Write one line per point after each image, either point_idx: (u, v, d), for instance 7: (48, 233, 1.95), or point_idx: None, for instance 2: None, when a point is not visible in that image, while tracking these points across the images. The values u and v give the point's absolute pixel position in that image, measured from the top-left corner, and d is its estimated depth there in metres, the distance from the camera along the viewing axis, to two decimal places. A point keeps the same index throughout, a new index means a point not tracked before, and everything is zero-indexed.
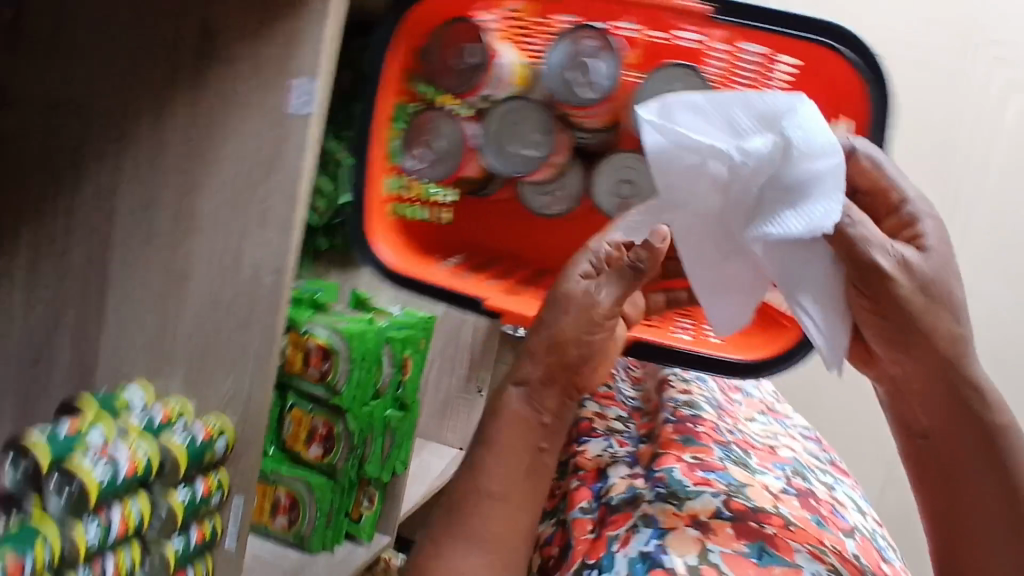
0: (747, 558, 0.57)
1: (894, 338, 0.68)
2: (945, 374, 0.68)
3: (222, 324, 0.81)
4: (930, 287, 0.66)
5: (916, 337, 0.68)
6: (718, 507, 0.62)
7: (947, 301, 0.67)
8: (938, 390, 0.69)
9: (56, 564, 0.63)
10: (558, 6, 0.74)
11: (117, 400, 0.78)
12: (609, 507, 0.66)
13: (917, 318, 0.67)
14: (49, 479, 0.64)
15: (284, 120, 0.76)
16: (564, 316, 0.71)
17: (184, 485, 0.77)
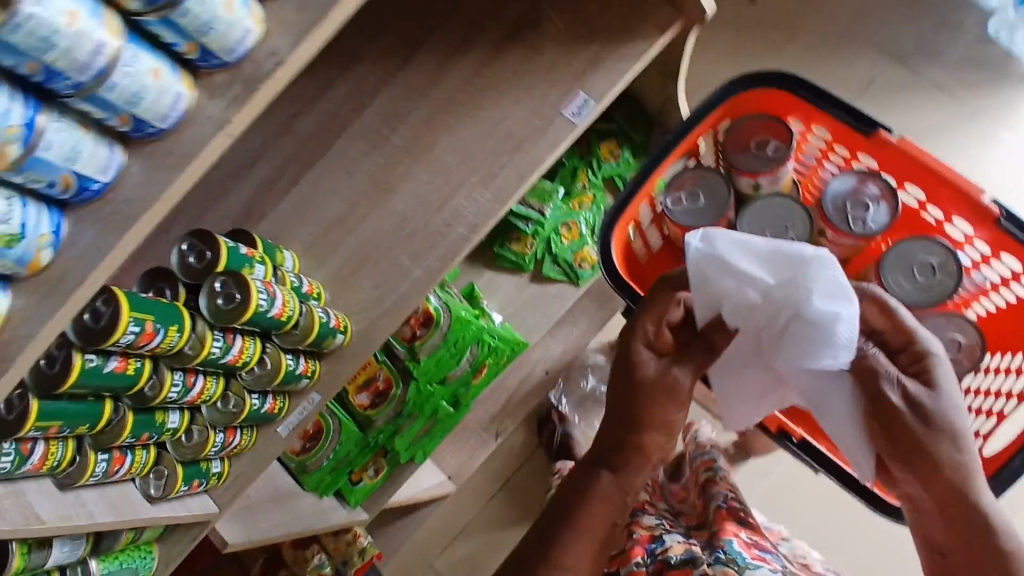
0: None
1: (895, 453, 0.60)
2: (952, 491, 0.57)
3: (398, 243, 0.86)
4: (930, 412, 0.58)
5: (918, 459, 0.58)
6: None
7: (951, 425, 0.58)
8: (951, 507, 0.57)
9: (174, 352, 0.66)
10: (866, 146, 0.68)
11: (278, 253, 0.82)
12: (667, 564, 0.76)
13: (915, 439, 0.58)
14: (215, 280, 0.67)
15: (554, 117, 0.84)
16: (653, 403, 0.65)
17: (292, 354, 0.79)
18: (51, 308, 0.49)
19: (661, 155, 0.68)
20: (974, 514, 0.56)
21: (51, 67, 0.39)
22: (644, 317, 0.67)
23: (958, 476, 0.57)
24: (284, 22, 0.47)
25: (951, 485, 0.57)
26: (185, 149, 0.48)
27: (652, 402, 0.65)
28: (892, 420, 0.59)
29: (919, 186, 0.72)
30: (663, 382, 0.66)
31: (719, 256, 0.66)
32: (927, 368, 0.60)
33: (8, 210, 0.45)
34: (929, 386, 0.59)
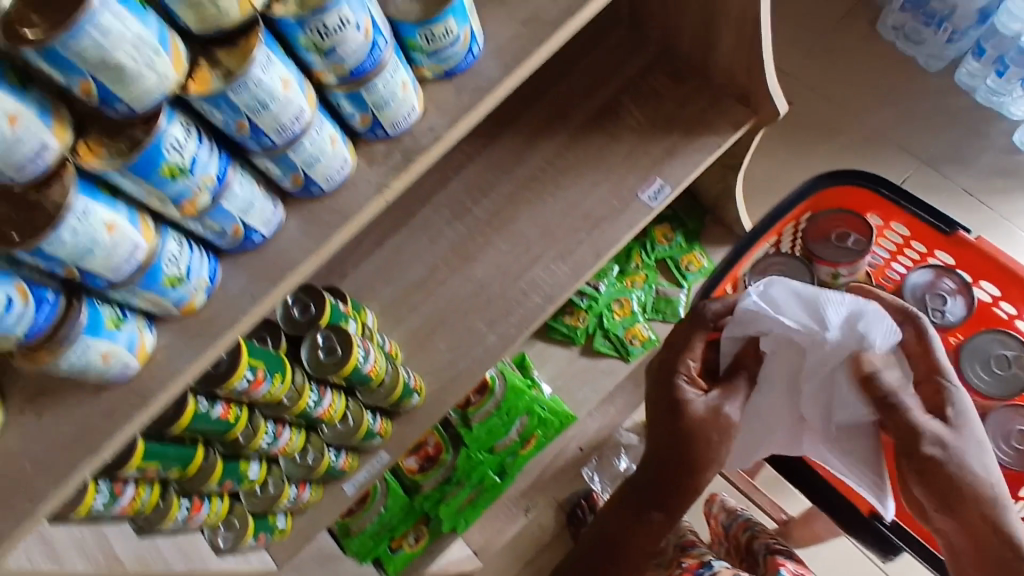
0: None
1: (932, 493, 0.61)
2: (987, 533, 0.58)
3: (475, 310, 0.89)
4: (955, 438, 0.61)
5: (953, 492, 0.60)
6: None
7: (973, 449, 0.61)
8: (985, 551, 0.58)
9: (277, 401, 0.68)
10: (944, 244, 0.73)
11: (363, 312, 0.85)
12: None
13: (947, 468, 0.60)
14: (318, 334, 0.71)
15: (631, 199, 0.89)
16: (700, 442, 0.64)
17: (371, 412, 0.81)
18: (191, 354, 0.51)
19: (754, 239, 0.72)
20: (1009, 541, 0.57)
21: (257, 126, 0.42)
22: (679, 356, 0.69)
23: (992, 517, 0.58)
24: (442, 105, 0.53)
25: (987, 526, 0.58)
26: (342, 208, 0.52)
27: (702, 442, 0.64)
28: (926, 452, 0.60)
29: (993, 284, 0.76)
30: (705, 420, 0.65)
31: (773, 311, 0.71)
32: (953, 403, 0.63)
33: (178, 254, 0.47)
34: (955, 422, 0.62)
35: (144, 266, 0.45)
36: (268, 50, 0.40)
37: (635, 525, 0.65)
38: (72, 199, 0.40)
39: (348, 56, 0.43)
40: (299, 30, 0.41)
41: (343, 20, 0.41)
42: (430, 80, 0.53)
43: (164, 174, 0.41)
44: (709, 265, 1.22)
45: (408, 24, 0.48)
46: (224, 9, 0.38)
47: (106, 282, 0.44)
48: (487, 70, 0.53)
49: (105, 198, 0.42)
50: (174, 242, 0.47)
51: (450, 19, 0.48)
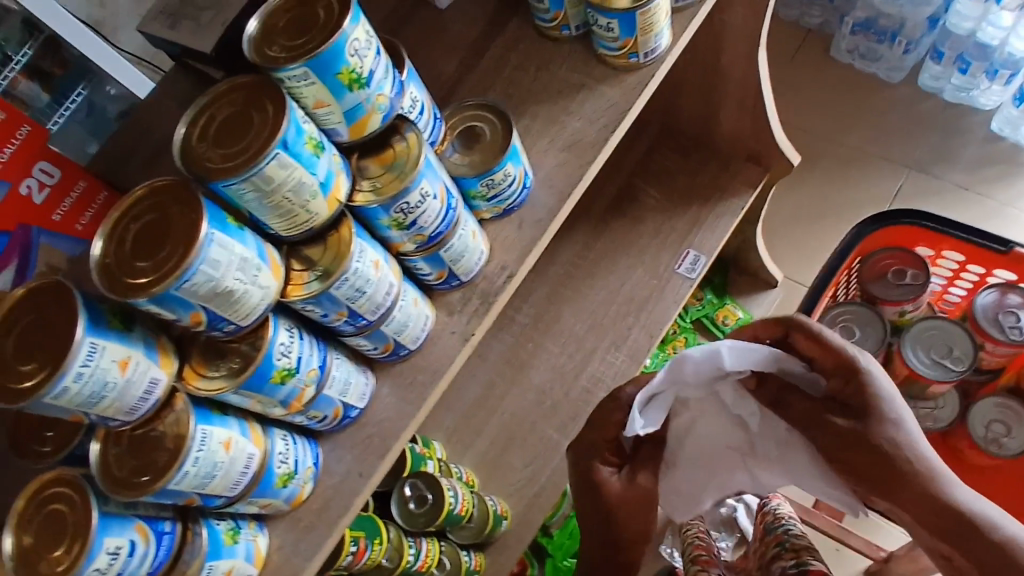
0: None
1: (868, 483, 0.55)
2: (950, 521, 0.50)
3: (541, 418, 0.87)
4: (862, 419, 0.55)
5: (884, 475, 0.54)
6: None
7: (887, 424, 0.54)
8: (954, 537, 0.50)
9: (378, 565, 0.65)
10: (1001, 262, 0.73)
11: (433, 445, 0.82)
12: None
13: (867, 454, 0.55)
14: (405, 485, 0.69)
15: (669, 275, 0.89)
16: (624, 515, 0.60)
17: (466, 550, 0.77)
18: (311, 546, 0.48)
19: (819, 292, 0.71)
20: (950, 509, 0.51)
21: (355, 311, 0.43)
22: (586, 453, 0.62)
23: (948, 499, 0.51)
24: (507, 241, 0.53)
25: (940, 506, 0.51)
26: (432, 365, 0.51)
27: (626, 515, 0.60)
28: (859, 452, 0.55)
29: None
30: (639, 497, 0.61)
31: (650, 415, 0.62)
32: (866, 390, 0.55)
33: (286, 450, 0.46)
34: (874, 410, 0.55)
35: (257, 473, 0.44)
36: (361, 241, 0.41)
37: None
38: (191, 428, 0.39)
39: (427, 224, 0.44)
40: (384, 212, 0.42)
41: (422, 195, 0.43)
42: (491, 219, 0.53)
43: (274, 380, 0.41)
44: (743, 315, 1.22)
45: (467, 177, 0.49)
46: (316, 212, 0.39)
47: (222, 501, 0.42)
48: (543, 201, 0.54)
49: (217, 419, 0.41)
50: (280, 440, 0.46)
51: (508, 164, 0.49)
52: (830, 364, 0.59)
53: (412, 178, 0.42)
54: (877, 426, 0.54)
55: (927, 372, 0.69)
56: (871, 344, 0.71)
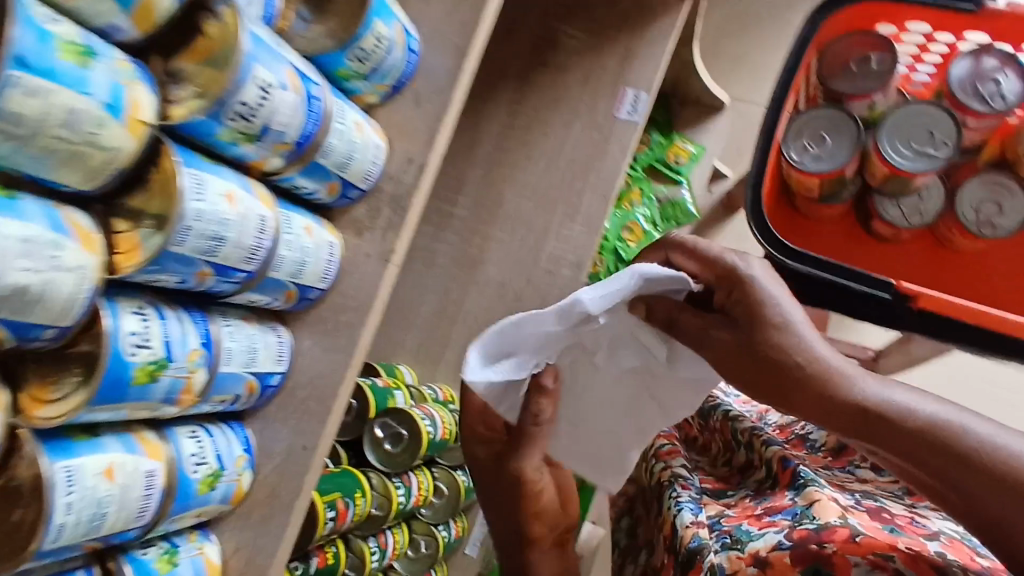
0: None
1: (759, 395, 0.36)
2: (915, 451, 0.30)
3: (508, 313, 0.79)
4: (739, 312, 0.37)
5: (767, 385, 0.36)
6: (779, 538, 0.36)
7: (760, 316, 0.36)
8: (932, 478, 0.30)
9: (370, 516, 0.59)
10: (973, 22, 0.63)
11: (398, 371, 0.74)
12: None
13: (746, 358, 0.36)
14: (374, 427, 0.61)
15: (610, 123, 0.78)
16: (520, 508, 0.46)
17: (462, 468, 0.73)
18: (275, 535, 0.41)
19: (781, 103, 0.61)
20: (875, 410, 0.32)
21: (222, 265, 0.33)
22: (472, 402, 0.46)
23: (907, 416, 0.31)
24: (406, 127, 0.42)
25: (857, 410, 0.33)
26: (355, 300, 0.42)
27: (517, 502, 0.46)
28: (752, 375, 0.36)
29: None
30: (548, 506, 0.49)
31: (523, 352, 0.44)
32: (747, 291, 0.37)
33: (201, 448, 0.37)
34: (742, 308, 0.37)
35: (170, 487, 0.35)
36: (194, 170, 0.30)
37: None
38: (45, 469, 0.29)
39: (285, 126, 0.33)
40: (218, 125, 0.31)
41: (262, 88, 0.31)
42: (380, 102, 0.42)
43: (140, 381, 0.31)
44: (695, 149, 1.14)
45: (329, 54, 0.37)
46: (115, 147, 0.27)
47: (135, 534, 0.34)
48: (435, 63, 0.42)
49: (85, 447, 0.31)
50: (188, 439, 0.37)
51: (377, 23, 0.37)
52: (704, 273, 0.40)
53: (237, 68, 0.30)
54: (768, 332, 0.35)
55: (912, 165, 0.61)
56: (843, 150, 0.63)
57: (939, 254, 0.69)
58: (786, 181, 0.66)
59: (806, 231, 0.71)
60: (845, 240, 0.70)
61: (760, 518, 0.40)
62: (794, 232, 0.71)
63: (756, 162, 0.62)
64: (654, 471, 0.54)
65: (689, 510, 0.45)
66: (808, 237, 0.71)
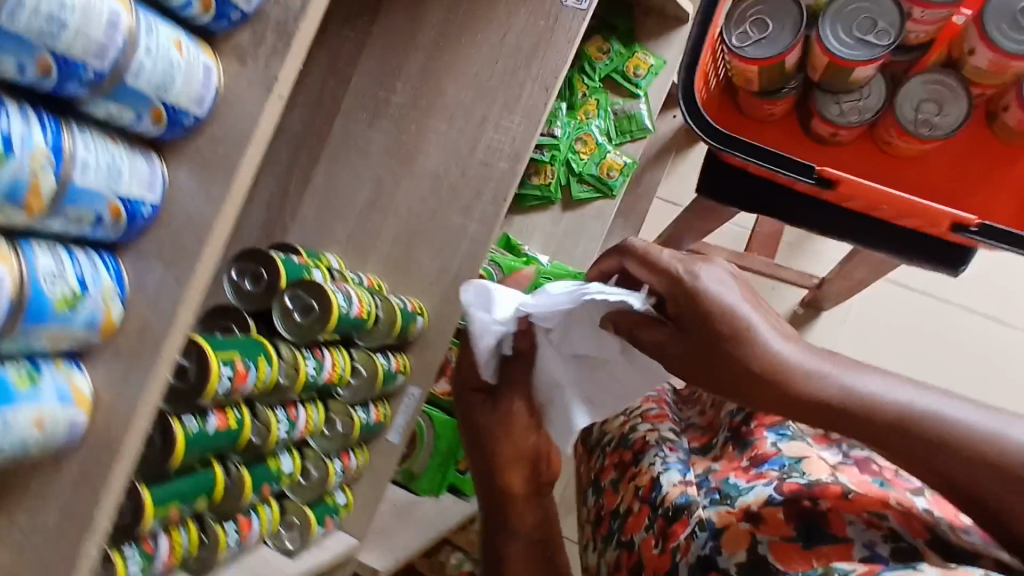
0: (798, 544, 0.42)
1: (730, 395, 0.43)
2: (898, 440, 0.39)
3: (441, 205, 0.77)
4: (699, 317, 0.44)
5: (737, 385, 0.42)
6: (771, 493, 0.47)
7: (734, 326, 0.42)
8: (897, 453, 0.39)
9: (277, 386, 0.60)
10: None
11: (322, 255, 0.73)
12: (670, 516, 0.50)
13: (717, 358, 0.43)
14: (285, 297, 0.60)
15: (556, 13, 0.75)
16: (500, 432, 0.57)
17: (382, 353, 0.73)
18: (143, 371, 0.40)
19: None
20: (844, 401, 0.40)
21: (65, 57, 0.31)
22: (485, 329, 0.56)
23: (885, 410, 0.39)
24: None
25: (824, 402, 0.40)
26: (234, 131, 0.40)
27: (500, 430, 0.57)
28: (732, 380, 0.42)
29: None
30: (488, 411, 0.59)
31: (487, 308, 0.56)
32: (700, 303, 0.43)
33: (61, 267, 0.36)
34: (709, 319, 0.43)
35: (19, 301, 0.33)
36: None
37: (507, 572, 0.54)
38: None
39: None
40: None
41: None
42: None
43: None
44: (656, 62, 1.12)
45: None
46: None
47: None
48: None
49: None
50: (45, 256, 0.35)
51: None
52: (657, 282, 0.47)
53: None
54: (737, 345, 0.42)
55: (850, 53, 0.60)
56: (783, 35, 0.60)
57: (876, 153, 0.69)
58: (727, 70, 0.64)
59: (751, 124, 0.70)
60: (785, 136, 0.70)
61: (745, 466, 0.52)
62: (736, 124, 0.71)
63: (694, 40, 0.59)
64: (637, 431, 0.61)
65: (677, 470, 0.55)
66: (749, 132, 0.71)
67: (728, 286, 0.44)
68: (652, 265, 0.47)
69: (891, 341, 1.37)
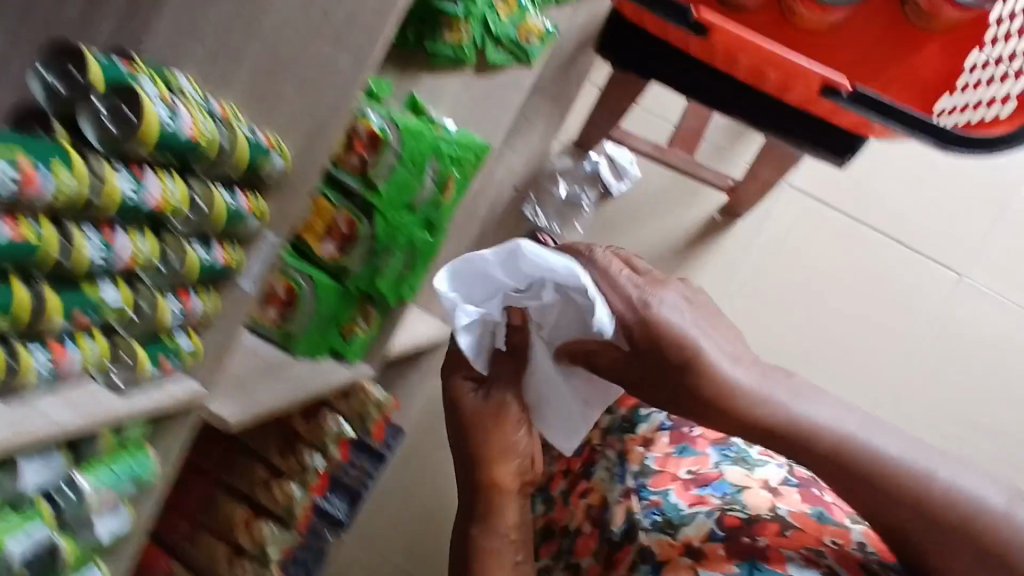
0: (735, 570, 0.80)
1: (673, 401, 0.83)
2: (828, 467, 0.77)
3: (315, 35, 0.68)
4: (644, 338, 0.80)
5: (683, 392, 0.81)
6: (711, 527, 0.85)
7: (688, 360, 0.79)
8: (825, 467, 0.78)
9: (83, 202, 0.55)
10: None
11: (166, 67, 0.65)
12: (614, 541, 0.92)
13: (668, 370, 0.81)
14: (98, 105, 0.54)
15: None
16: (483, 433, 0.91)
17: (227, 188, 0.68)
18: None
19: None
20: (749, 415, 0.79)
21: None
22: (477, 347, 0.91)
23: (822, 444, 0.77)
24: None
25: (740, 423, 0.80)
26: None
27: (483, 427, 0.91)
28: (677, 394, 0.81)
29: None
30: (450, 392, 0.93)
31: (477, 305, 0.88)
32: (651, 328, 0.80)
33: None
34: (652, 346, 0.80)
35: None
36: None
37: (495, 560, 0.87)
38: None
39: None
40: None
41: None
42: None
43: None
44: None
45: None
46: None
47: None
48: None
49: None
50: None
51: None
52: (616, 302, 0.82)
53: None
54: (684, 367, 0.79)
55: None
56: None
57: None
58: None
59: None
60: None
61: (689, 487, 0.93)
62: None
63: None
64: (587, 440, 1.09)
65: (618, 481, 0.98)
66: None
67: (669, 308, 0.81)
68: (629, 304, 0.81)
69: (785, 255, 1.56)
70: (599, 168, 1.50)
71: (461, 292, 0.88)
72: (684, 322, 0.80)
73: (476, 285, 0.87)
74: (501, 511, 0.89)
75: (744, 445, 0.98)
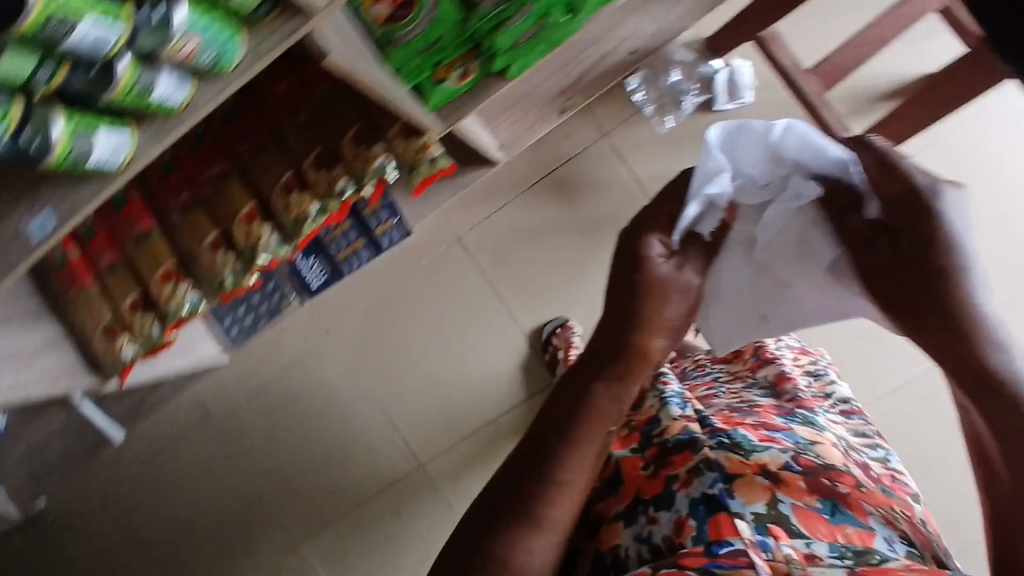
0: (819, 512, 0.73)
1: (909, 305, 0.74)
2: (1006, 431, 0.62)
3: None
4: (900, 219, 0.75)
5: (926, 303, 0.71)
6: (786, 462, 0.79)
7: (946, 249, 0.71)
8: (1005, 437, 0.62)
9: None
10: None
11: None
12: (666, 451, 0.83)
13: (920, 262, 0.72)
14: None
15: None
16: (655, 303, 0.80)
17: None
18: None
19: None
20: (974, 340, 0.66)
21: None
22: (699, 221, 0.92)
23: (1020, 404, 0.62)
24: None
25: (960, 343, 0.67)
26: None
27: (648, 296, 0.80)
28: (913, 293, 0.73)
29: None
30: (638, 251, 0.82)
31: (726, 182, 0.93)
32: (927, 236, 0.72)
33: None
34: (919, 235, 0.73)
35: None
36: None
37: (598, 413, 0.70)
38: None
39: None
40: None
41: None
42: None
43: None
44: None
45: None
46: None
47: None
48: None
49: None
50: None
51: None
52: (890, 190, 0.77)
53: None
54: (934, 271, 0.71)
55: None
56: None
57: None
58: None
59: None
60: None
61: (758, 429, 0.87)
62: None
63: None
64: None
65: (676, 406, 0.91)
66: None
67: (958, 218, 0.72)
68: (889, 178, 0.77)
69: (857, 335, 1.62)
70: (716, 76, 1.46)
71: (717, 163, 0.92)
72: (964, 226, 0.72)
73: (732, 160, 0.95)
74: (634, 376, 0.74)
75: (807, 417, 0.96)
